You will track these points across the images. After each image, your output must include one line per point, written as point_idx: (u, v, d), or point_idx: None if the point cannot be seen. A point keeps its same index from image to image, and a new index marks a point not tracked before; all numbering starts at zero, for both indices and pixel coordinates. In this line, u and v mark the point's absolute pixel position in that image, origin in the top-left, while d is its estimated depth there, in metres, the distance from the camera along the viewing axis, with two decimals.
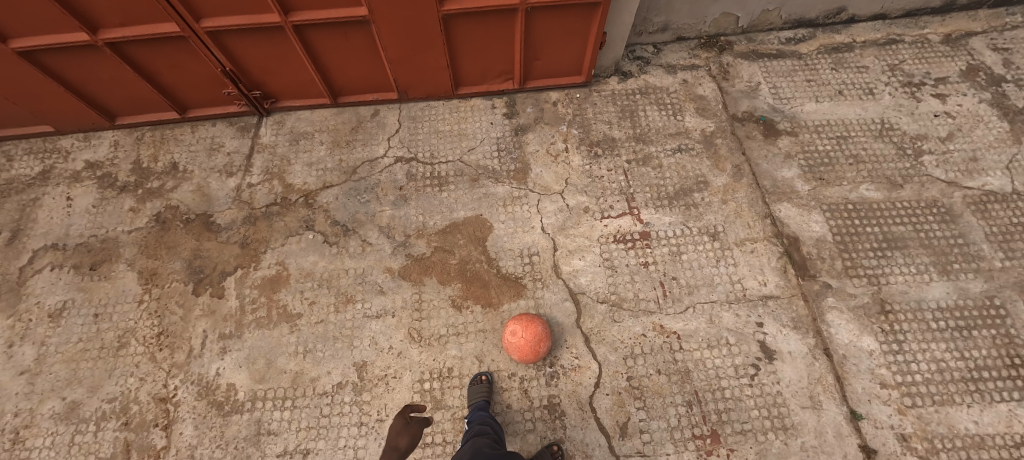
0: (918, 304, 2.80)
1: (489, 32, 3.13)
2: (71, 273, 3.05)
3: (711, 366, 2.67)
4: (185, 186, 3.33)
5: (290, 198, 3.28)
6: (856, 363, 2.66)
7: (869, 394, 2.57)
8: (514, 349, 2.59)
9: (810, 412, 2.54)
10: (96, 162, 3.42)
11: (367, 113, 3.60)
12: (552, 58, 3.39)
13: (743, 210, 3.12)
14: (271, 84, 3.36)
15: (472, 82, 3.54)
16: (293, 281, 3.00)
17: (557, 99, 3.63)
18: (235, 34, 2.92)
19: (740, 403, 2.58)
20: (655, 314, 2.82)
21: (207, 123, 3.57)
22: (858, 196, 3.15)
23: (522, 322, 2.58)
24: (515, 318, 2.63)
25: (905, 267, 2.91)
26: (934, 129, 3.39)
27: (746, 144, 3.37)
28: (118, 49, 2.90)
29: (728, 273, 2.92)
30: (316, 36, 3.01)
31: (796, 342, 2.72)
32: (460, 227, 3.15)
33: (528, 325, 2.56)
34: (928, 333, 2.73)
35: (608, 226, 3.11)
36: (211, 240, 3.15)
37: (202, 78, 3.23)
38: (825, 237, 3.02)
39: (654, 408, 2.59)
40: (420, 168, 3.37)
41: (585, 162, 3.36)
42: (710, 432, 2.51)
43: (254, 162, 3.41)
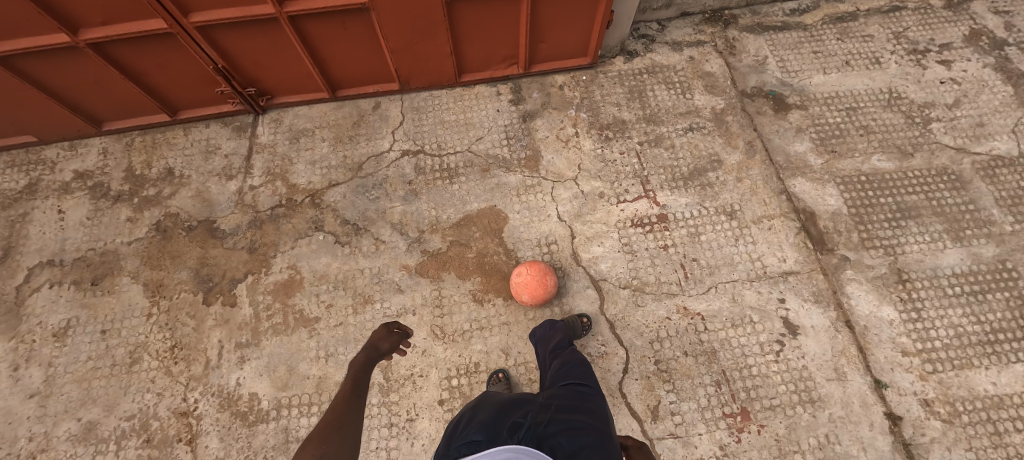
0: (933, 271, 2.84)
1: (493, 15, 3.01)
2: (72, 290, 2.93)
3: (736, 345, 2.69)
4: (183, 192, 3.20)
5: (295, 199, 3.17)
6: (877, 333, 2.69)
7: (891, 363, 2.62)
8: (521, 293, 2.66)
9: (835, 384, 2.58)
10: (85, 172, 3.25)
11: (368, 106, 3.47)
12: (558, 39, 3.28)
13: (758, 187, 3.11)
14: (266, 80, 3.20)
15: (476, 68, 3.43)
16: (307, 284, 2.92)
17: (563, 82, 3.54)
18: (226, 28, 2.76)
19: (767, 380, 2.60)
20: (678, 296, 2.82)
21: (200, 125, 3.41)
22: (871, 167, 3.16)
23: (530, 286, 2.62)
24: (529, 275, 2.63)
25: (920, 236, 2.94)
26: (941, 96, 3.40)
27: (758, 120, 3.34)
28: (101, 49, 2.72)
29: (748, 251, 2.92)
30: (313, 27, 2.87)
31: (818, 317, 2.74)
32: (474, 219, 3.08)
33: (534, 289, 2.61)
34: (945, 299, 2.77)
35: (624, 211, 3.07)
36: (217, 247, 3.03)
37: (193, 78, 3.07)
38: (841, 210, 3.02)
39: (683, 390, 2.60)
40: (428, 160, 3.28)
41: (597, 146, 3.30)
42: (739, 410, 2.54)
43: (254, 164, 3.28)
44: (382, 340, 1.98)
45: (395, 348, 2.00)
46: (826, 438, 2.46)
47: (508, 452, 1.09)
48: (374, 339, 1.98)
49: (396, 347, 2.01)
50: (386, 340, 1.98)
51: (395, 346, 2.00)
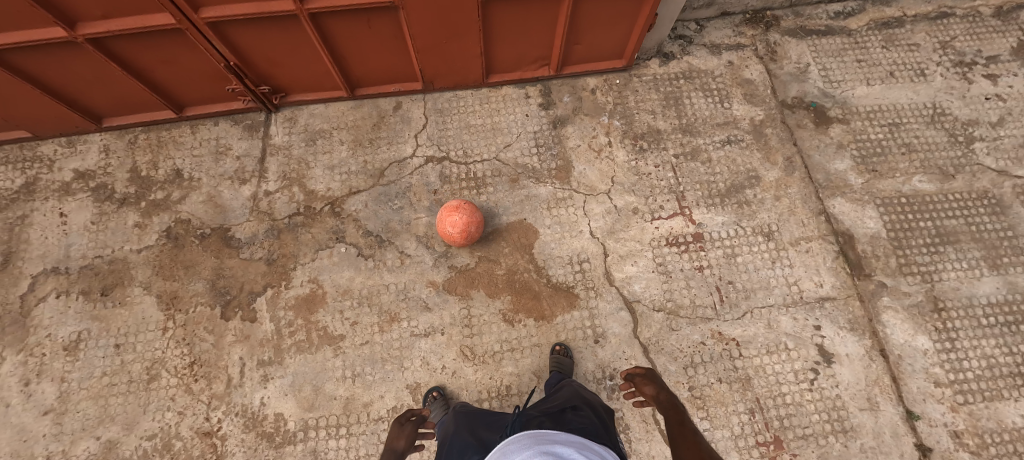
0: (968, 300, 2.81)
1: (530, 16, 2.78)
2: (80, 301, 2.78)
3: (771, 372, 2.66)
4: (194, 196, 3.01)
5: (314, 206, 3.00)
6: (911, 363, 2.68)
7: (923, 394, 2.62)
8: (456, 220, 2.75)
9: (867, 414, 2.58)
10: (86, 172, 3.04)
11: (388, 107, 3.26)
12: (594, 41, 3.07)
13: (797, 207, 3.02)
14: (280, 77, 2.97)
15: (505, 69, 3.22)
16: (330, 299, 2.80)
17: (595, 86, 3.35)
18: (240, 25, 2.52)
19: (800, 408, 2.60)
20: (713, 321, 2.76)
21: (208, 122, 3.18)
22: (911, 188, 3.07)
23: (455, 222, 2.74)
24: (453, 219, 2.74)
25: (957, 263, 2.90)
26: (985, 114, 3.28)
27: (798, 133, 3.21)
28: (101, 44, 2.46)
29: (785, 275, 2.86)
30: (336, 25, 2.63)
31: (853, 345, 2.71)
32: (504, 233, 2.95)
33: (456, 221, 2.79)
34: (979, 330, 2.75)
35: (659, 228, 2.97)
36: (233, 257, 2.88)
37: (201, 74, 2.82)
38: (880, 234, 2.96)
39: (717, 417, 2.58)
40: (453, 168, 3.11)
41: (631, 157, 3.15)
42: (773, 439, 2.54)
43: (268, 167, 3.08)
44: (396, 437, 1.97)
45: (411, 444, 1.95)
46: None
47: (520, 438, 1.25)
48: (388, 442, 1.95)
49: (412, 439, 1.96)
50: (400, 437, 1.96)
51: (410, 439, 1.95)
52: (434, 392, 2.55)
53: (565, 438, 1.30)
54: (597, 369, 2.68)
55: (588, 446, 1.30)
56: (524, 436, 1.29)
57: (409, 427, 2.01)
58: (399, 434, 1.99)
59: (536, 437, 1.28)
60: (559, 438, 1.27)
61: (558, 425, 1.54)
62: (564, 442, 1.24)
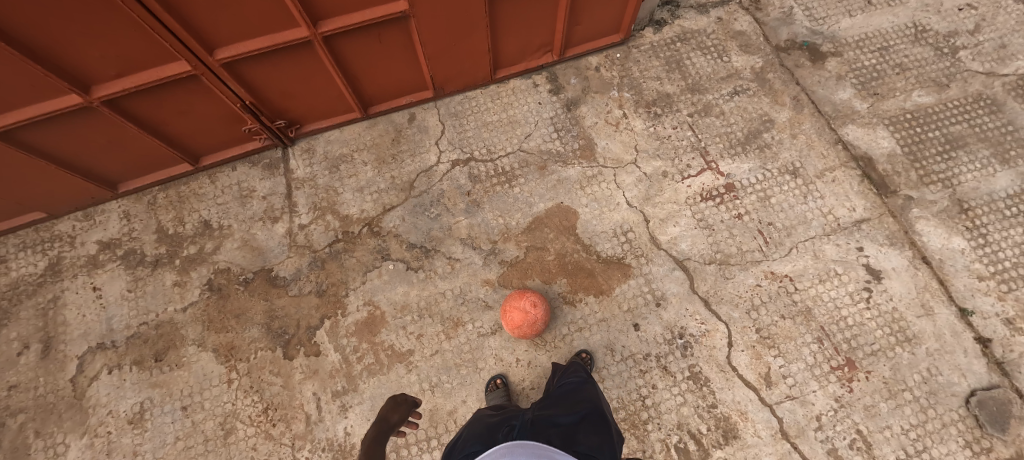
0: (990, 196, 2.98)
1: (533, 5, 2.84)
2: (135, 371, 2.70)
3: (828, 299, 2.76)
4: (228, 244, 2.96)
5: (352, 230, 2.99)
6: (952, 264, 2.82)
7: (971, 290, 2.76)
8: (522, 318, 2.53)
9: (926, 320, 2.71)
10: (111, 241, 2.97)
11: (403, 119, 3.26)
12: (592, 20, 3.15)
13: (814, 141, 3.15)
14: (294, 108, 2.95)
15: (511, 62, 3.27)
16: (389, 318, 2.78)
17: (598, 63, 3.42)
18: (254, 61, 2.51)
19: (864, 328, 2.70)
20: (763, 262, 2.85)
21: (226, 169, 3.14)
22: (913, 104, 3.24)
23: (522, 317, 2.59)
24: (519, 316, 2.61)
25: (970, 164, 3.06)
26: (962, 24, 3.48)
27: (798, 73, 3.35)
28: (116, 104, 2.42)
29: (818, 206, 2.98)
30: (347, 46, 2.64)
31: (896, 258, 2.84)
32: (545, 220, 2.99)
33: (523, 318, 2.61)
34: (1005, 221, 2.92)
35: (691, 186, 3.05)
36: (283, 296, 2.84)
37: (217, 119, 2.80)
38: (895, 151, 3.10)
39: (789, 352, 2.66)
40: (480, 167, 3.13)
41: (648, 124, 3.23)
42: (846, 362, 2.63)
43: (297, 201, 3.06)
44: (388, 413, 1.84)
45: (407, 419, 1.83)
46: (928, 372, 2.60)
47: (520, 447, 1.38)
48: (383, 413, 1.85)
49: (407, 417, 1.83)
50: (395, 412, 1.83)
51: (404, 418, 1.82)
52: (498, 380, 2.60)
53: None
54: (666, 331, 2.73)
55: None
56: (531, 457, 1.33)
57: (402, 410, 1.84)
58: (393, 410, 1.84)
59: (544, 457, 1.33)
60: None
61: (566, 443, 1.59)
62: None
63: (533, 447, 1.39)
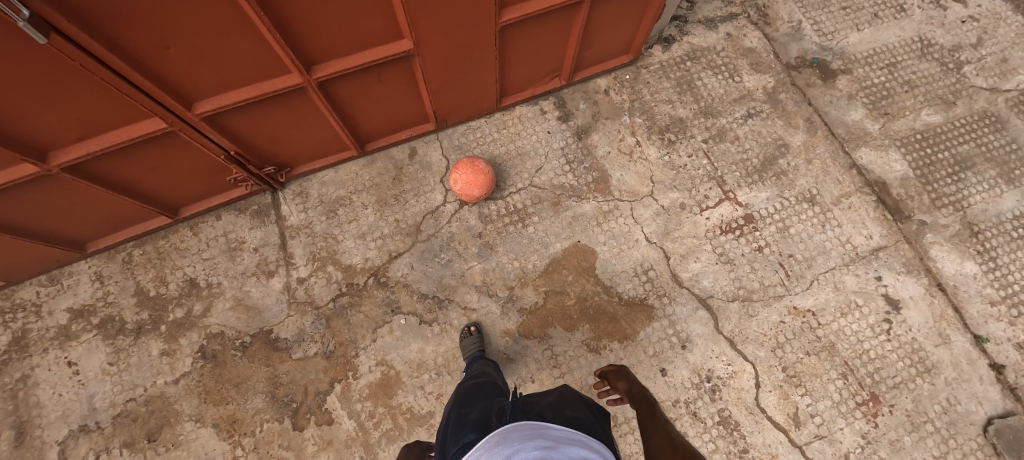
0: (997, 218, 3.01)
1: (544, 34, 2.63)
2: (126, 455, 2.45)
3: (850, 333, 2.77)
4: (220, 305, 2.70)
5: (356, 282, 2.77)
6: (966, 290, 2.85)
7: (985, 316, 2.80)
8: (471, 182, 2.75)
9: (943, 348, 2.74)
10: (84, 308, 2.66)
11: (403, 155, 3.02)
12: (603, 43, 2.96)
13: (829, 166, 3.09)
14: (283, 152, 2.68)
15: (517, 89, 3.05)
16: (405, 378, 2.61)
17: (607, 86, 3.25)
18: (239, 111, 2.22)
19: (885, 360, 2.72)
20: (785, 297, 2.83)
21: (209, 219, 2.84)
22: (922, 124, 3.21)
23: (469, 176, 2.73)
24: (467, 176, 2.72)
25: (978, 185, 3.08)
26: (966, 37, 3.46)
27: (809, 93, 3.27)
28: (80, 168, 2.10)
29: (836, 235, 2.95)
30: (344, 88, 2.37)
31: (912, 286, 2.85)
32: (563, 261, 2.86)
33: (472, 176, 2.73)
34: (1013, 243, 2.96)
35: (710, 219, 2.97)
36: (286, 360, 2.62)
37: (198, 170, 2.51)
38: (907, 174, 3.09)
39: (815, 390, 2.67)
40: (490, 205, 2.95)
41: (663, 152, 3.11)
42: (870, 396, 2.66)
43: (294, 252, 2.80)
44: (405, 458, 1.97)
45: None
46: (947, 402, 2.64)
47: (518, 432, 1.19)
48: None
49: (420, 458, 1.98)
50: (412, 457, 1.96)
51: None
52: (472, 327, 2.66)
53: (567, 439, 1.20)
54: (693, 374, 2.69)
55: (588, 447, 1.22)
56: (526, 438, 1.15)
57: (418, 449, 2.01)
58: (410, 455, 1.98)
59: (540, 437, 1.16)
60: (565, 444, 1.16)
61: (559, 413, 1.44)
62: (564, 445, 1.15)
63: (526, 427, 1.21)
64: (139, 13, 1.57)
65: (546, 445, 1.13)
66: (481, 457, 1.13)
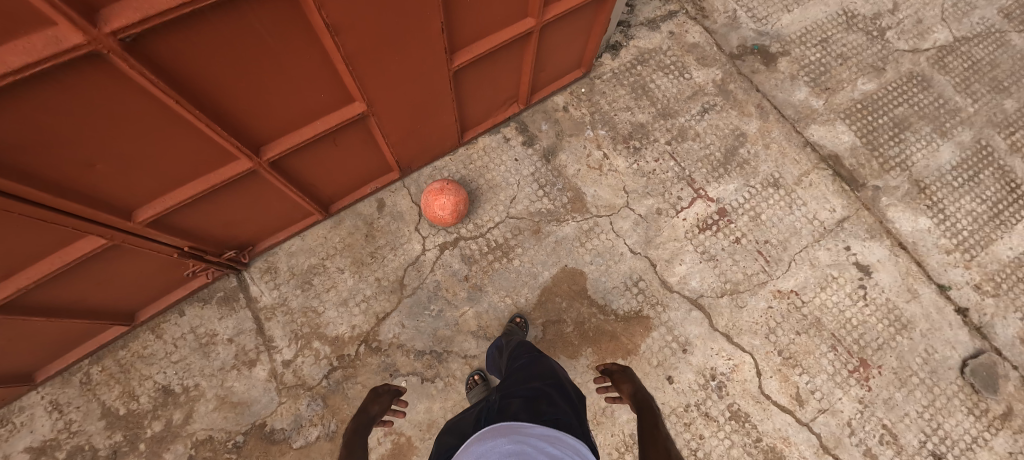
0: (938, 171, 3.24)
1: (498, 67, 2.57)
2: None
3: (832, 305, 2.91)
4: (203, 407, 2.49)
5: (347, 353, 2.63)
6: (923, 244, 3.06)
7: (944, 265, 3.02)
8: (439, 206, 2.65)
9: (913, 303, 2.94)
10: (46, 443, 2.38)
11: (371, 209, 2.88)
12: (556, 63, 2.93)
13: (785, 147, 3.22)
14: (242, 233, 2.49)
15: (477, 122, 2.97)
16: (417, 442, 2.51)
17: (565, 103, 3.23)
18: (187, 207, 2.03)
19: (867, 325, 2.89)
20: (769, 282, 2.93)
21: (173, 316, 2.61)
22: (860, 93, 3.40)
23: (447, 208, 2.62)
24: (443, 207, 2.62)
25: (918, 143, 3.30)
26: (882, 4, 3.68)
27: (756, 79, 3.38)
28: (13, 304, 1.86)
29: (804, 213, 3.08)
30: (298, 160, 2.22)
31: (878, 250, 3.03)
32: (555, 288, 2.84)
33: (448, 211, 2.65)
34: (954, 192, 3.19)
35: (687, 219, 3.02)
36: (287, 451, 2.45)
37: (151, 272, 2.29)
38: (855, 143, 3.26)
39: (811, 366, 2.80)
40: (471, 245, 2.87)
41: (630, 161, 3.13)
42: (860, 362, 2.82)
43: (273, 334, 2.62)
44: (371, 403, 2.03)
45: (388, 407, 2.03)
46: (925, 352, 2.84)
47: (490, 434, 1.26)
48: (365, 404, 2.03)
49: (388, 407, 2.04)
50: (375, 402, 2.03)
51: (385, 406, 2.03)
52: (477, 375, 2.57)
53: (541, 437, 1.26)
54: (698, 376, 2.75)
55: (561, 442, 1.29)
56: (499, 437, 1.22)
57: (386, 398, 2.05)
58: (375, 400, 2.04)
59: (512, 434, 1.24)
60: (535, 440, 1.23)
61: (534, 414, 1.43)
62: (535, 442, 1.22)
63: (500, 426, 1.29)
64: (56, 139, 1.39)
65: (517, 441, 1.20)
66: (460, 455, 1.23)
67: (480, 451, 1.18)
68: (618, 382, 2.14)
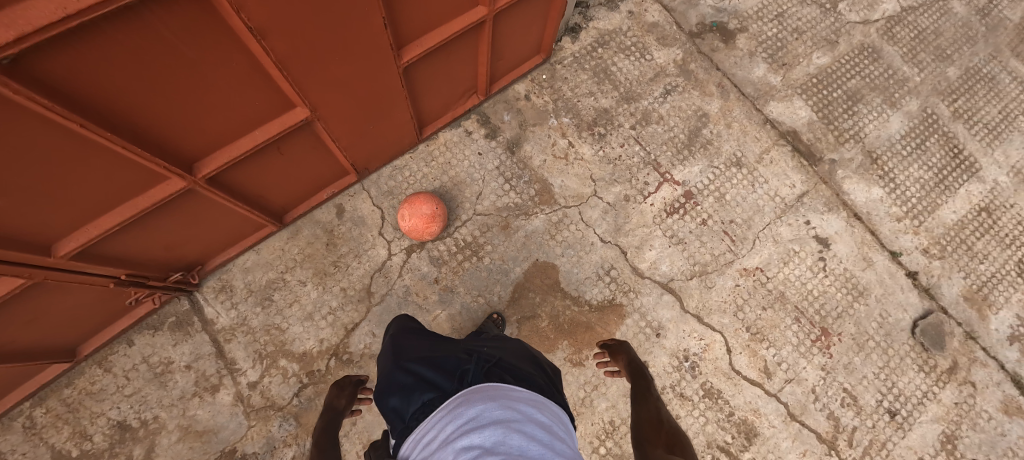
0: (889, 141, 3.35)
1: (452, 58, 2.43)
2: None
3: (795, 279, 3.01)
4: (165, 440, 2.35)
5: (317, 368, 2.52)
6: (877, 213, 3.19)
7: (896, 232, 3.16)
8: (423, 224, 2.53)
9: (869, 271, 3.07)
10: None
11: (330, 216, 2.74)
12: (514, 50, 2.81)
13: (746, 126, 3.25)
14: (187, 253, 2.31)
15: (435, 116, 2.84)
16: None
17: (527, 91, 3.13)
18: (116, 234, 1.85)
19: (828, 295, 3.01)
20: (735, 261, 3.00)
21: (121, 347, 2.43)
22: (815, 67, 3.44)
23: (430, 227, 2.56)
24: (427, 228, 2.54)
25: (870, 115, 3.39)
26: None
27: (715, 58, 3.36)
28: None
29: (766, 191, 3.14)
30: (240, 173, 2.05)
31: (835, 222, 3.14)
32: (527, 284, 2.80)
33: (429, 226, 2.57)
34: (903, 160, 3.32)
35: (654, 204, 3.03)
36: None
37: (88, 305, 2.10)
38: (812, 118, 3.32)
39: (777, 339, 2.90)
40: (439, 246, 2.78)
41: (596, 148, 3.08)
42: (822, 331, 2.94)
43: (235, 356, 2.49)
44: (337, 396, 2.05)
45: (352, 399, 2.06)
46: (880, 317, 3.00)
47: (479, 397, 1.14)
48: (329, 401, 2.03)
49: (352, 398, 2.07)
50: (341, 396, 2.05)
51: (351, 398, 2.06)
52: None
53: (529, 403, 1.19)
54: (672, 358, 2.81)
55: (546, 410, 1.22)
56: (489, 401, 1.11)
57: (350, 389, 2.10)
58: (338, 393, 2.07)
59: (501, 399, 1.14)
60: (525, 406, 1.15)
61: (518, 377, 1.35)
62: (526, 409, 1.14)
63: (488, 390, 1.18)
64: None
65: (507, 407, 1.11)
66: (444, 420, 1.09)
67: (470, 417, 1.05)
68: (614, 354, 2.28)
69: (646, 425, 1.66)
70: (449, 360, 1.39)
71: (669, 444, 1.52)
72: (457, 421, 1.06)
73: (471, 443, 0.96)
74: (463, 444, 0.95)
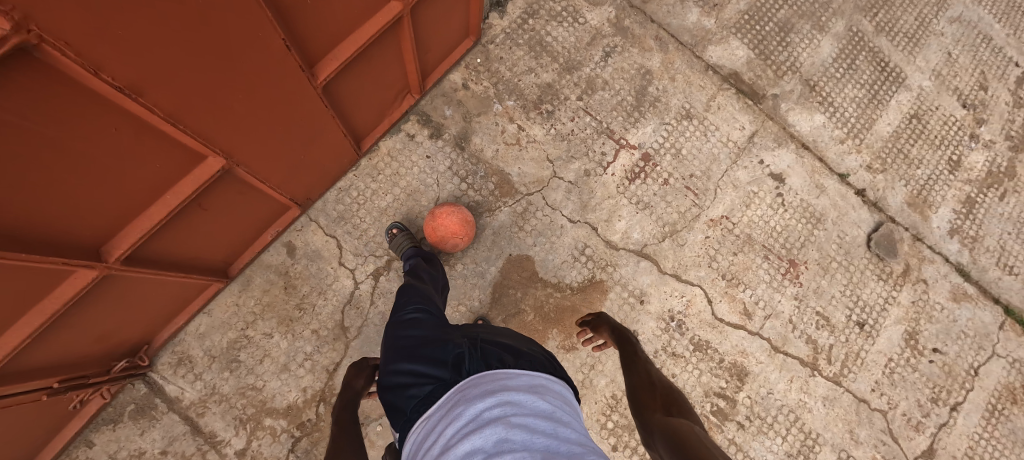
0: (822, 66, 3.42)
1: (375, 64, 2.21)
2: None
3: (759, 220, 3.10)
4: None
5: (306, 419, 2.37)
6: (822, 140, 3.29)
7: (841, 155, 3.29)
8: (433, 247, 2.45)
9: (823, 197, 3.20)
10: None
11: (281, 257, 2.52)
12: (440, 39, 2.60)
13: (689, 76, 3.21)
14: (127, 336, 2.07)
15: (371, 127, 2.62)
16: None
17: (463, 79, 2.93)
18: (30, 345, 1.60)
19: (790, 228, 3.12)
20: (701, 214, 3.03)
21: (81, 450, 2.20)
22: (745, 3, 3.41)
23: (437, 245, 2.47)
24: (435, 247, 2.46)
25: (802, 43, 3.43)
26: None
27: (648, 10, 3.26)
28: None
29: (719, 138, 3.15)
30: (161, 241, 1.81)
31: (786, 156, 3.22)
32: (505, 282, 2.73)
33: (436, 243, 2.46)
34: (838, 83, 3.41)
35: (615, 174, 2.98)
36: None
37: (27, 421, 1.87)
38: (750, 56, 3.33)
39: (751, 280, 3.01)
40: None
41: (546, 127, 2.96)
42: (790, 263, 3.07)
43: (214, 427, 2.31)
44: (353, 376, 1.92)
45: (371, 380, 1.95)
46: (839, 238, 3.16)
47: (473, 391, 1.03)
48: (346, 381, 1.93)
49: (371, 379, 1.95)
50: (360, 376, 1.93)
51: (370, 379, 1.94)
52: None
53: (527, 388, 1.08)
54: (659, 321, 2.86)
55: (548, 394, 1.12)
56: (484, 395, 1.00)
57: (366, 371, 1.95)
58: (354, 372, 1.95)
59: (497, 390, 1.03)
60: (523, 392, 1.04)
61: (517, 355, 1.27)
62: (523, 393, 1.03)
63: (481, 383, 1.08)
64: None
65: (505, 397, 0.99)
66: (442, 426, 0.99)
67: (466, 418, 0.94)
68: (596, 327, 2.29)
69: (643, 392, 1.66)
70: (446, 347, 1.32)
71: (666, 406, 1.54)
72: (456, 423, 0.95)
73: (473, 448, 0.85)
74: (464, 450, 0.84)
